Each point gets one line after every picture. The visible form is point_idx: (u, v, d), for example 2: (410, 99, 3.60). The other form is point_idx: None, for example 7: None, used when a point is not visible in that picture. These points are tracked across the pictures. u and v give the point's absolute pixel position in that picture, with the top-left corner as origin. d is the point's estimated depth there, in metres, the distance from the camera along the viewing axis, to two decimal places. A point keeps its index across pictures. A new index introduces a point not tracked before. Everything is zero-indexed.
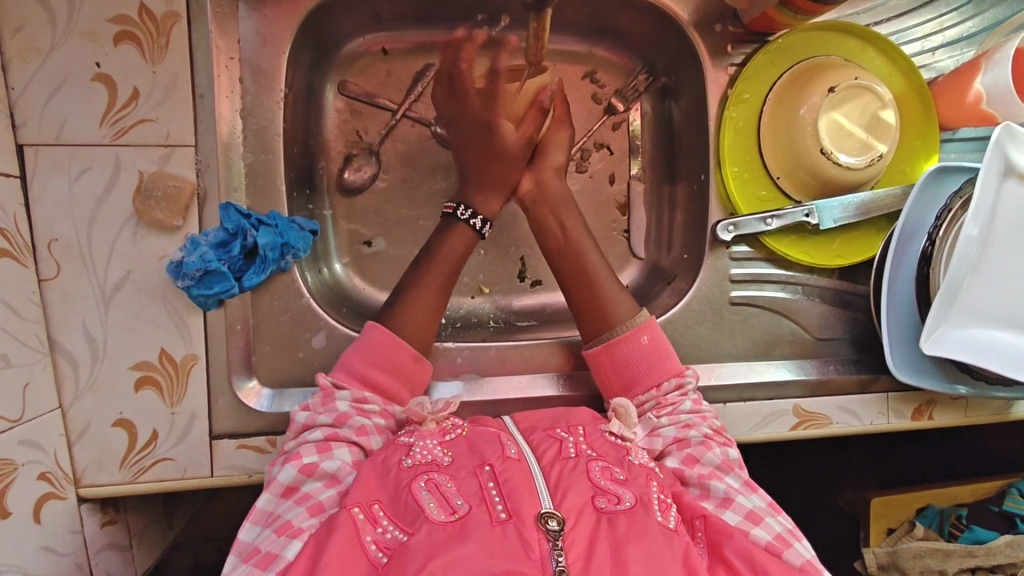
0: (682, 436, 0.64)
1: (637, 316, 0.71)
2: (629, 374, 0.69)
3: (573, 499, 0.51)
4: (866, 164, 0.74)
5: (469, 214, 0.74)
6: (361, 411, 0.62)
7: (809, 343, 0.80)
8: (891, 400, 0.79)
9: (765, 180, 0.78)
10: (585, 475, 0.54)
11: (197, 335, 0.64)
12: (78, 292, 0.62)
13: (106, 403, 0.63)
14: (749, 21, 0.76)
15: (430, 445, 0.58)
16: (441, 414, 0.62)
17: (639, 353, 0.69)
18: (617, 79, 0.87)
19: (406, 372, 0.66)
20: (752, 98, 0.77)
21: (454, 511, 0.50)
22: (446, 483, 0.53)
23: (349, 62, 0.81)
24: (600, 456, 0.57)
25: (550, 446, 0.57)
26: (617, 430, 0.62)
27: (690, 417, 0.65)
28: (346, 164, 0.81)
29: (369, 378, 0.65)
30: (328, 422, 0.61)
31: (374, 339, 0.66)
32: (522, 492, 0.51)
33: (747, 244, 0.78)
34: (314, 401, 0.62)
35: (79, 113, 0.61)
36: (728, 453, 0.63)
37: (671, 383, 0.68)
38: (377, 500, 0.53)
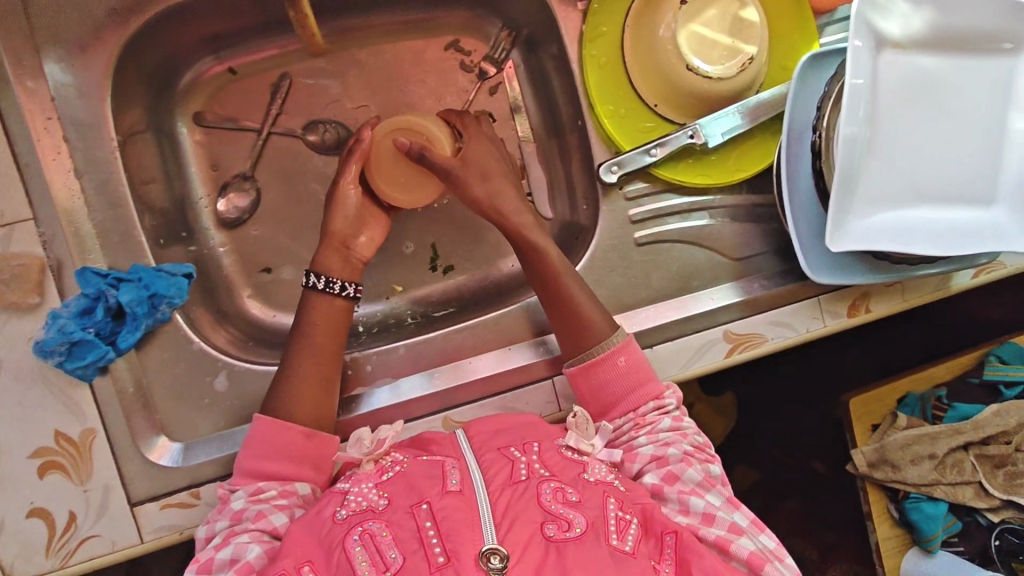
0: (660, 454, 0.63)
1: (614, 336, 0.68)
2: (606, 394, 0.67)
3: (519, 532, 0.51)
4: (735, 72, 0.70)
5: (320, 281, 0.69)
6: (258, 500, 0.59)
7: (728, 265, 0.77)
8: (823, 302, 0.77)
9: (643, 111, 0.74)
10: (534, 500, 0.54)
11: (89, 407, 0.62)
12: None
13: (16, 496, 0.62)
14: None
15: (365, 489, 0.58)
16: (377, 453, 0.63)
17: (616, 373, 0.67)
18: (482, 44, 0.84)
19: (300, 453, 0.63)
20: (610, 31, 0.73)
21: (388, 568, 0.50)
22: (381, 532, 0.53)
23: (198, 91, 0.78)
24: (553, 476, 0.58)
25: (501, 467, 0.57)
26: (573, 443, 0.63)
27: (668, 435, 0.65)
28: (221, 196, 0.79)
29: (268, 469, 0.61)
30: (225, 523, 0.58)
31: (261, 431, 0.62)
32: (462, 531, 0.50)
33: (640, 180, 0.75)
34: (214, 511, 0.60)
35: None
36: (708, 470, 0.63)
37: (650, 406, 0.66)
38: (306, 562, 0.53)
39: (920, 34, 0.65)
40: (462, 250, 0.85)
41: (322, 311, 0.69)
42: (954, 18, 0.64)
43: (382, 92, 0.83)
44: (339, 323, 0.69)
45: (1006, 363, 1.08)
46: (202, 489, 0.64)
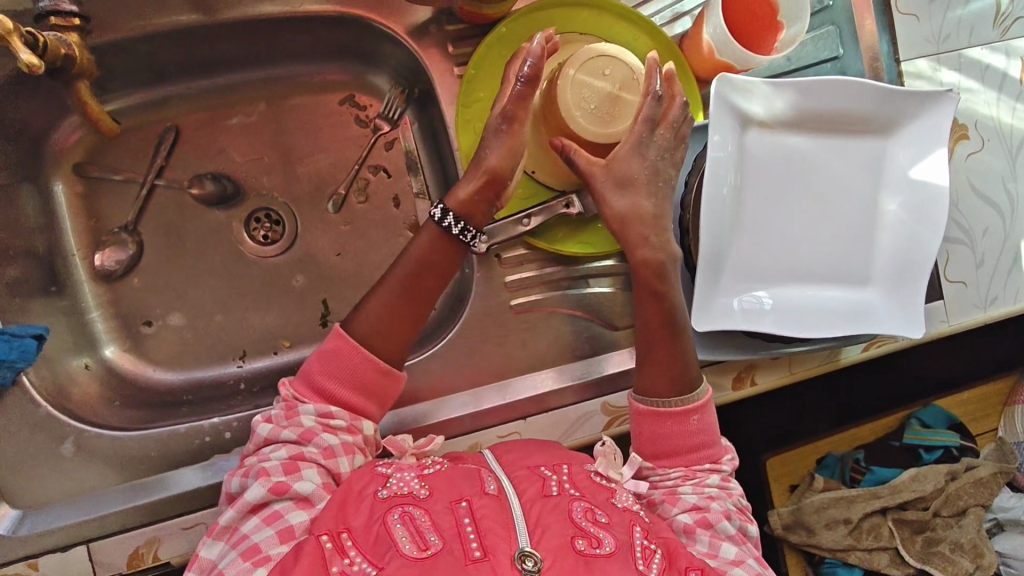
0: (701, 506, 0.59)
1: (695, 393, 0.63)
2: (669, 443, 0.63)
3: (552, 538, 0.49)
4: (645, 133, 0.63)
5: (455, 226, 0.66)
6: (327, 427, 0.59)
7: (610, 337, 0.74)
8: (707, 374, 0.74)
9: (521, 177, 0.73)
10: (566, 514, 0.52)
11: None
12: None
13: None
14: (463, 16, 0.71)
15: (406, 477, 0.57)
16: (424, 451, 0.62)
17: (687, 429, 0.63)
18: (377, 100, 0.85)
19: (373, 387, 0.62)
20: (487, 96, 0.72)
21: (426, 548, 0.48)
22: (420, 517, 0.51)
23: (79, 143, 0.78)
24: (584, 495, 0.55)
25: (533, 482, 0.55)
26: (603, 470, 0.61)
27: (715, 491, 0.61)
28: (97, 250, 0.78)
29: (349, 389, 0.61)
30: (292, 437, 0.58)
31: (338, 349, 0.62)
32: (500, 532, 0.49)
33: (517, 248, 0.74)
34: (280, 413, 0.60)
35: None
36: (744, 529, 0.61)
37: (706, 465, 0.62)
38: (344, 529, 0.51)
39: (784, 115, 0.64)
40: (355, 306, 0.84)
41: (418, 254, 0.66)
42: (818, 102, 0.64)
43: (276, 147, 0.84)
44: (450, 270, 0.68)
45: (925, 428, 1.07)
46: (40, 561, 0.62)
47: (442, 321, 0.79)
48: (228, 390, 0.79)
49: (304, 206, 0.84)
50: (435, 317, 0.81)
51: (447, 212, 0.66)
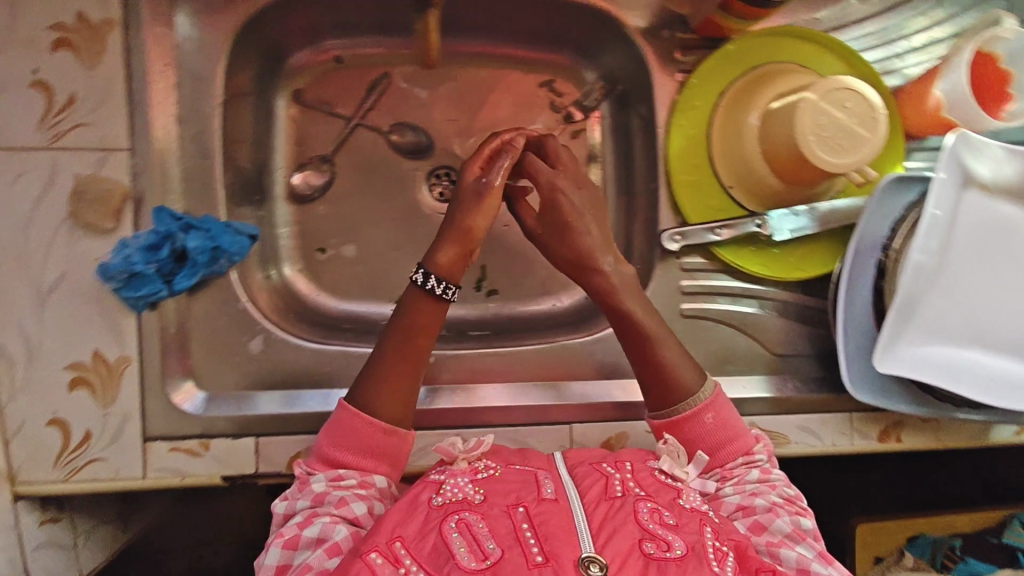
0: (745, 504, 0.61)
1: (703, 392, 0.66)
2: (693, 449, 0.65)
3: (617, 545, 0.50)
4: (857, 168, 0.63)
5: (432, 283, 0.65)
6: (338, 487, 0.58)
7: (765, 359, 0.77)
8: (855, 421, 0.76)
9: (717, 190, 0.74)
10: (633, 516, 0.53)
11: (131, 336, 0.65)
12: (15, 293, 0.63)
13: (42, 402, 0.65)
14: (696, 27, 0.72)
15: (461, 482, 0.58)
16: (474, 454, 0.62)
17: (701, 431, 0.65)
18: (576, 89, 0.87)
19: (379, 449, 0.60)
20: (703, 106, 0.73)
21: (486, 557, 0.49)
22: (477, 522, 0.52)
23: (303, 71, 0.82)
24: (648, 496, 0.57)
25: (596, 483, 0.57)
26: (668, 467, 0.62)
27: (756, 487, 0.63)
28: (298, 170, 0.82)
29: (365, 447, 0.60)
30: (307, 503, 0.57)
31: (340, 418, 0.61)
32: (561, 536, 0.50)
33: (699, 255, 0.75)
34: (292, 489, 0.60)
35: (14, 119, 0.62)
36: (799, 523, 0.60)
37: (740, 460, 0.65)
38: (398, 538, 0.52)
39: (1007, 182, 0.66)
40: (511, 278, 0.87)
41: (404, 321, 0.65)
42: None
43: (473, 113, 0.86)
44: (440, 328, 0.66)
45: None
46: (213, 442, 0.67)
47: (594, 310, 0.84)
48: (381, 329, 0.83)
49: None
50: (585, 305, 0.86)
51: (428, 274, 0.65)
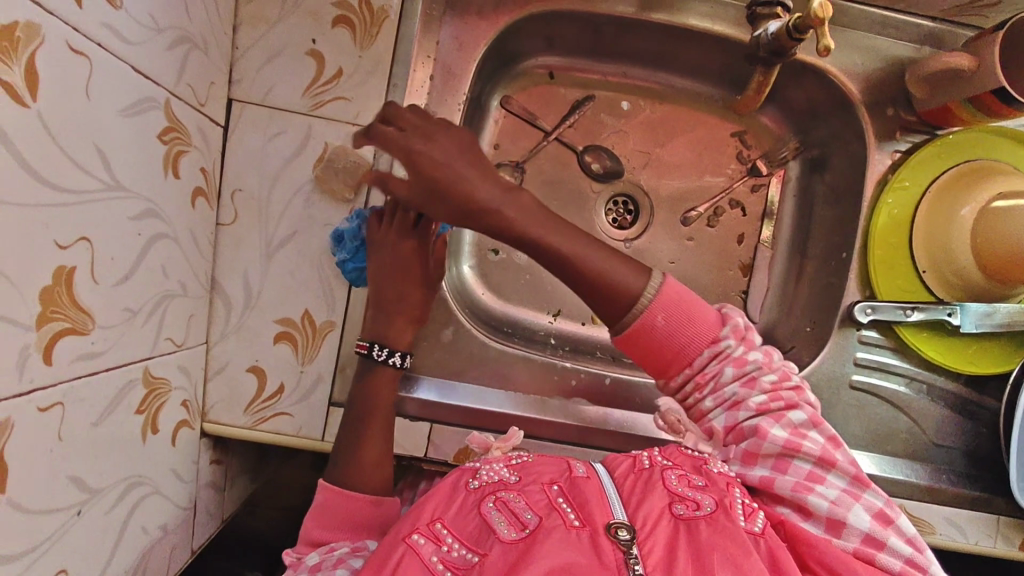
0: (733, 424, 0.59)
1: (652, 287, 0.58)
2: (664, 352, 0.59)
3: (649, 508, 0.51)
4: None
5: (385, 355, 0.65)
6: (332, 552, 0.57)
7: (922, 444, 0.77)
8: (1003, 524, 0.74)
9: (909, 271, 0.76)
10: (661, 483, 0.54)
11: (340, 302, 0.68)
12: (247, 242, 0.66)
13: (247, 348, 0.67)
14: (923, 111, 0.75)
15: (496, 468, 0.58)
16: (507, 445, 0.64)
17: (658, 335, 0.58)
18: (764, 144, 0.89)
19: (366, 521, 0.60)
20: (912, 187, 0.76)
21: (525, 527, 0.50)
22: (514, 499, 0.53)
23: (516, 80, 0.85)
24: (676, 464, 0.58)
25: (624, 461, 0.59)
26: (694, 444, 0.61)
27: (737, 393, 0.59)
28: (495, 171, 0.85)
29: (338, 526, 0.59)
30: (309, 569, 0.55)
31: (329, 501, 0.60)
32: (593, 503, 0.51)
33: (877, 330, 0.77)
34: (290, 568, 0.57)
35: (285, 82, 0.66)
36: (788, 418, 0.58)
37: (705, 354, 0.59)
38: (437, 519, 0.52)
39: None
40: None
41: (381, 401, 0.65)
42: None
43: (662, 149, 0.88)
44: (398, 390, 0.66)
45: None
46: None
47: None
48: (540, 340, 0.84)
49: (660, 210, 0.88)
50: None
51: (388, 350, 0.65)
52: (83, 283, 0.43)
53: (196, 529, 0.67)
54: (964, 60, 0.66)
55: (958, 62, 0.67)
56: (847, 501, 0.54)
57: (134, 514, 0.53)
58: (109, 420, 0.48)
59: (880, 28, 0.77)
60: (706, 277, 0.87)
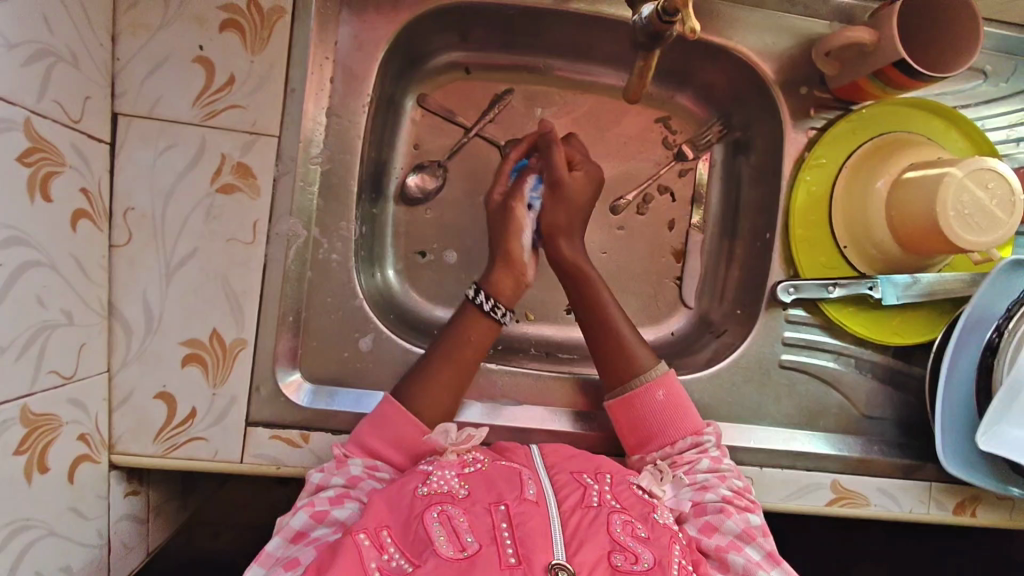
0: (697, 501, 0.63)
1: (654, 370, 0.71)
2: (646, 427, 0.69)
3: (587, 555, 0.52)
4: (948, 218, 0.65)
5: (487, 303, 0.72)
6: (372, 473, 0.63)
7: (855, 418, 0.77)
8: (934, 490, 0.75)
9: (831, 247, 0.76)
10: (605, 528, 0.55)
11: (250, 319, 0.65)
12: (144, 263, 0.63)
13: (152, 374, 0.64)
14: (836, 88, 0.75)
15: (447, 475, 0.60)
16: (464, 446, 0.63)
17: (653, 403, 0.69)
18: (689, 128, 0.88)
19: (418, 448, 0.65)
20: (829, 163, 0.76)
21: (464, 548, 0.51)
22: (459, 517, 0.55)
23: (432, 77, 0.83)
24: (624, 509, 0.59)
25: (574, 491, 0.59)
26: (646, 485, 0.63)
27: (707, 478, 0.65)
28: (415, 172, 0.82)
29: (377, 453, 0.64)
30: (341, 481, 0.61)
31: (385, 413, 0.65)
32: (536, 539, 0.52)
33: (804, 308, 0.77)
34: (330, 464, 0.63)
35: (173, 92, 0.63)
36: (748, 519, 0.61)
37: (688, 441, 0.68)
38: (384, 526, 0.55)
39: None
40: None
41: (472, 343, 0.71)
42: None
43: (588, 139, 0.86)
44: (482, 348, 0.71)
45: None
46: (313, 435, 0.67)
47: (682, 348, 0.85)
48: None
49: None
50: (673, 342, 0.86)
51: (479, 293, 0.73)
52: None
53: (112, 565, 0.64)
54: (865, 33, 0.66)
55: (860, 36, 0.66)
56: None
57: (21, 560, 0.50)
58: None
59: (790, 7, 0.76)
60: (637, 265, 0.87)
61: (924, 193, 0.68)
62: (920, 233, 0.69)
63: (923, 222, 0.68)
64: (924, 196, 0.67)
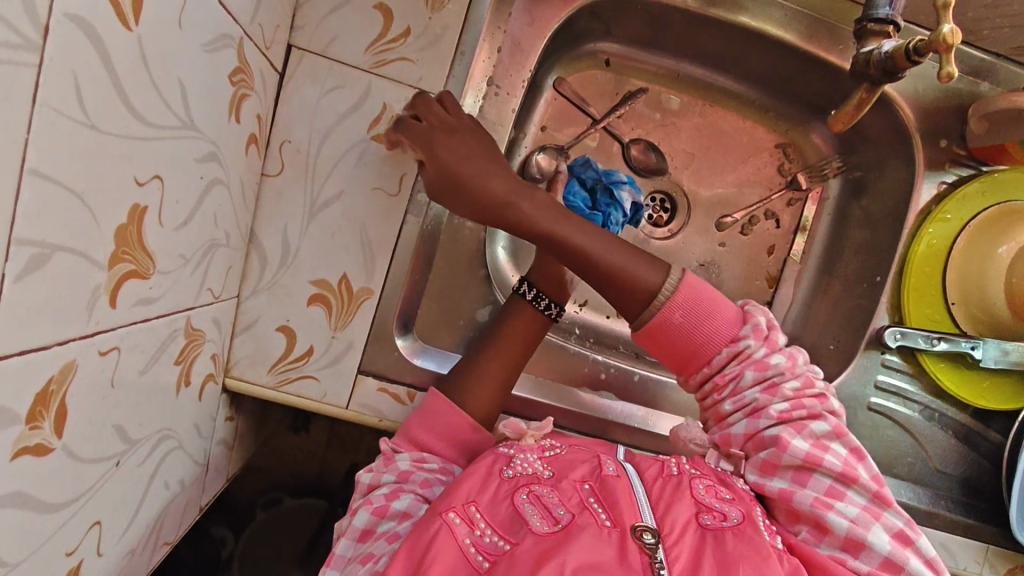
0: (751, 431, 0.61)
1: (667, 282, 0.62)
2: (681, 350, 0.63)
3: (677, 517, 0.53)
4: None
5: (530, 293, 0.71)
6: (422, 468, 0.61)
7: (926, 470, 0.79)
8: (989, 553, 0.76)
9: (938, 301, 0.78)
10: (689, 492, 0.56)
11: (380, 270, 0.66)
12: (291, 197, 0.63)
13: (278, 307, 0.64)
14: (976, 147, 0.75)
15: (530, 458, 0.59)
16: (539, 432, 0.64)
17: (710, 334, 0.62)
18: (807, 158, 0.88)
19: (463, 441, 0.64)
20: (953, 220, 0.77)
21: (557, 520, 0.50)
22: (547, 493, 0.54)
23: (571, 63, 0.83)
24: (704, 475, 0.60)
25: (652, 465, 0.61)
26: (722, 465, 0.63)
27: (755, 396, 0.61)
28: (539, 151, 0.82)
29: (425, 439, 0.63)
30: (393, 478, 0.60)
31: (431, 404, 0.64)
32: (624, 504, 0.53)
33: (900, 357, 0.78)
34: (377, 462, 0.63)
35: (349, 34, 0.63)
36: (811, 429, 0.59)
37: (722, 355, 0.62)
38: (471, 502, 0.54)
39: None
40: None
41: (512, 328, 0.69)
42: None
43: (709, 152, 0.87)
44: (535, 334, 0.70)
45: None
46: (419, 395, 0.68)
47: None
48: (564, 328, 0.83)
49: (697, 212, 0.87)
50: None
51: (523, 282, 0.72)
52: (151, 223, 0.40)
53: (206, 486, 0.65)
54: None
55: None
56: (861, 536, 0.54)
57: (160, 467, 0.51)
58: (153, 369, 0.45)
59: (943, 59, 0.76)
60: (733, 284, 0.87)
61: None
62: None
63: None
64: None
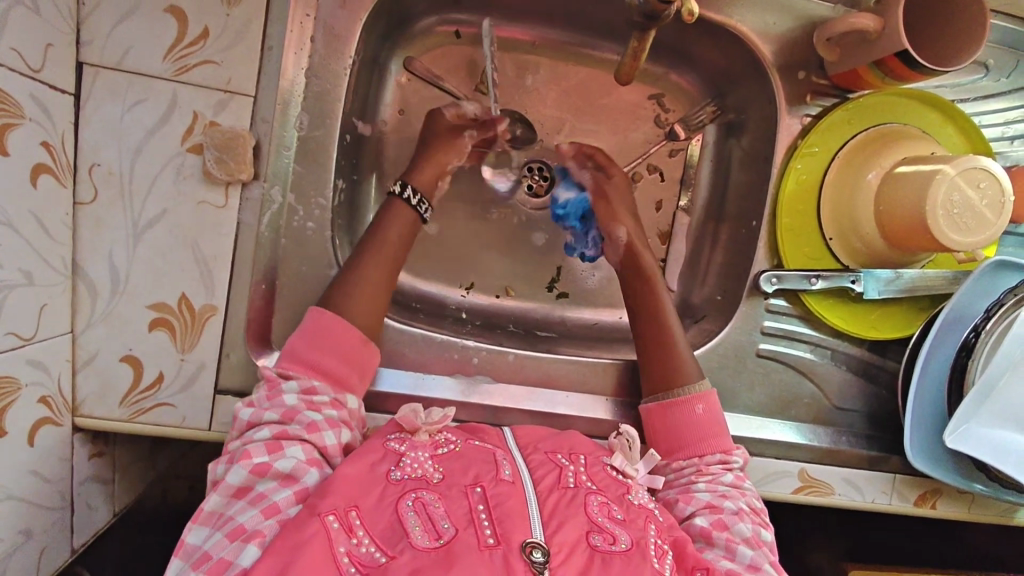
0: (714, 502, 0.63)
1: (699, 383, 0.69)
2: (680, 436, 0.68)
3: (566, 535, 0.51)
4: (937, 210, 0.65)
5: (408, 193, 0.72)
6: (310, 404, 0.59)
7: (825, 409, 0.78)
8: (898, 482, 0.76)
9: (816, 238, 0.76)
10: (582, 509, 0.55)
11: (221, 285, 0.63)
12: (110, 222, 0.61)
13: (117, 337, 0.62)
14: (835, 75, 0.73)
15: (421, 458, 0.58)
16: (435, 426, 0.61)
17: (689, 416, 0.68)
18: (683, 106, 0.85)
19: (354, 356, 0.63)
20: (820, 152, 0.74)
21: (440, 536, 0.50)
22: (434, 503, 0.53)
23: (418, 40, 0.79)
24: (600, 490, 0.58)
25: (549, 471, 0.58)
26: (619, 465, 0.64)
27: (727, 488, 0.64)
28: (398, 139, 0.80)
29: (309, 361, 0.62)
30: (275, 417, 0.57)
31: (316, 326, 0.63)
32: (514, 518, 0.51)
33: (786, 300, 0.77)
34: (261, 393, 0.59)
35: (143, 43, 0.59)
36: (760, 533, 0.61)
37: (717, 458, 0.67)
38: (353, 507, 0.52)
39: None
40: (585, 285, 0.85)
41: (392, 229, 0.70)
42: None
43: (579, 113, 0.84)
44: (411, 227, 0.72)
45: None
46: None
47: None
48: (450, 314, 0.81)
49: None
50: None
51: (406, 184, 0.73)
52: None
53: (78, 524, 0.64)
54: (870, 22, 0.64)
55: (863, 23, 0.64)
56: None
57: None
58: None
59: None
60: None
61: (911, 187, 0.67)
62: (904, 228, 0.69)
63: (910, 215, 0.67)
64: (912, 191, 0.67)
